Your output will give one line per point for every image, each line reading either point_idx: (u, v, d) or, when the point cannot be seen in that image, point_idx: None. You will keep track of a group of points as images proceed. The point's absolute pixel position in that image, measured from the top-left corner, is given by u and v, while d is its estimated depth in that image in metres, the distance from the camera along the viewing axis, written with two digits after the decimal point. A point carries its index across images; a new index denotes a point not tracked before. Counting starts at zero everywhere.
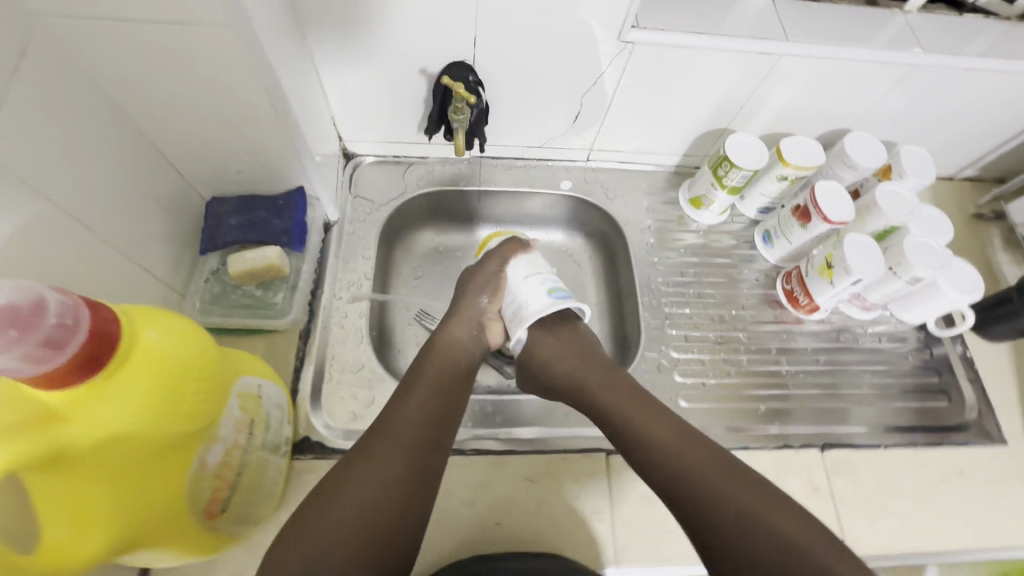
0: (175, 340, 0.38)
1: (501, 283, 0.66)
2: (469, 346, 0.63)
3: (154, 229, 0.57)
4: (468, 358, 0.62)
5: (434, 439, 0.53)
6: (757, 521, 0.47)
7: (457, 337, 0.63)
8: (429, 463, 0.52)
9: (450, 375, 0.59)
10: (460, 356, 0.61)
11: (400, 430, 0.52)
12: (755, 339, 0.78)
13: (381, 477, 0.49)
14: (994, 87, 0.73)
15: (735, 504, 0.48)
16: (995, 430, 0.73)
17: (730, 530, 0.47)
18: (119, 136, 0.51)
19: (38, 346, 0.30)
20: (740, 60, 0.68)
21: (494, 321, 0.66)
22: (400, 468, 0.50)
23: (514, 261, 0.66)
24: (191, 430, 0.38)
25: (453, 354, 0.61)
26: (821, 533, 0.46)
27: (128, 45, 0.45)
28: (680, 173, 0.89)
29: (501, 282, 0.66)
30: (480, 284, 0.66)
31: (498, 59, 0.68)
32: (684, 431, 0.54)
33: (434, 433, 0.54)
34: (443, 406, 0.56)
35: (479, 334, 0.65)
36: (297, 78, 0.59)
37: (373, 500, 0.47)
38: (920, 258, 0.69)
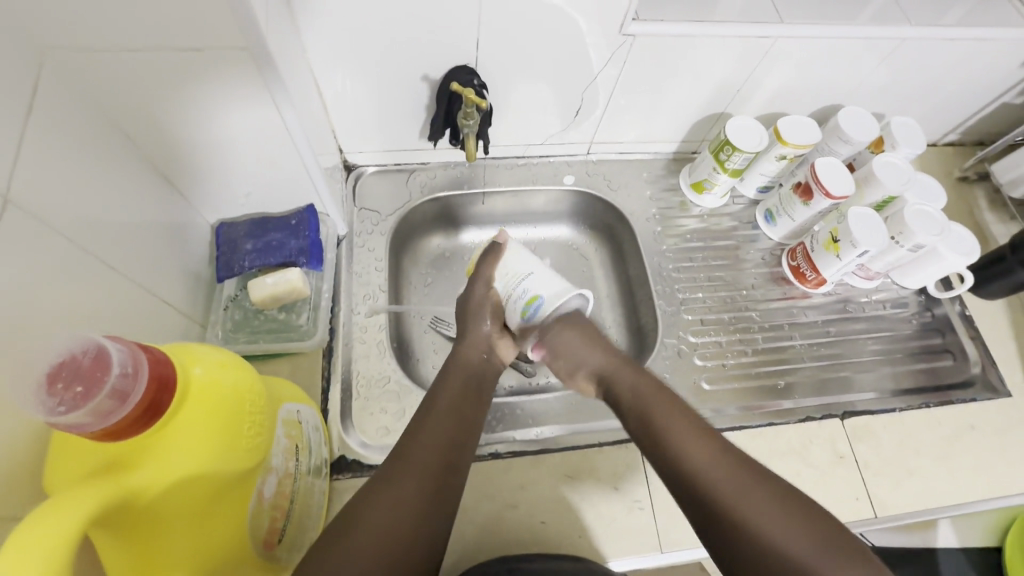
0: (224, 375, 0.37)
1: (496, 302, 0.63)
2: (483, 369, 0.59)
3: (169, 260, 0.56)
4: (480, 378, 0.58)
5: (453, 459, 0.48)
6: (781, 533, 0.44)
7: (467, 359, 0.58)
8: (448, 488, 0.46)
9: (467, 391, 0.54)
10: (474, 377, 0.57)
11: (417, 452, 0.47)
12: (766, 317, 0.80)
13: (395, 504, 0.43)
14: (976, 54, 0.76)
15: (760, 523, 0.44)
16: (999, 383, 0.76)
17: (749, 542, 0.43)
18: (130, 169, 0.50)
19: (105, 398, 0.30)
20: (737, 44, 0.69)
21: (504, 341, 0.63)
22: (414, 495, 0.44)
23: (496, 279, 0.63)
24: (252, 464, 0.38)
25: (466, 374, 0.56)
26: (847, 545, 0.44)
27: (138, 74, 0.45)
28: (678, 159, 0.90)
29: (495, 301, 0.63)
30: (476, 309, 0.62)
31: (499, 60, 0.68)
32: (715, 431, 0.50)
33: (454, 453, 0.48)
34: (460, 423, 0.51)
35: (489, 357, 0.61)
36: (301, 94, 0.58)
37: (383, 534, 0.41)
38: (921, 225, 0.72)
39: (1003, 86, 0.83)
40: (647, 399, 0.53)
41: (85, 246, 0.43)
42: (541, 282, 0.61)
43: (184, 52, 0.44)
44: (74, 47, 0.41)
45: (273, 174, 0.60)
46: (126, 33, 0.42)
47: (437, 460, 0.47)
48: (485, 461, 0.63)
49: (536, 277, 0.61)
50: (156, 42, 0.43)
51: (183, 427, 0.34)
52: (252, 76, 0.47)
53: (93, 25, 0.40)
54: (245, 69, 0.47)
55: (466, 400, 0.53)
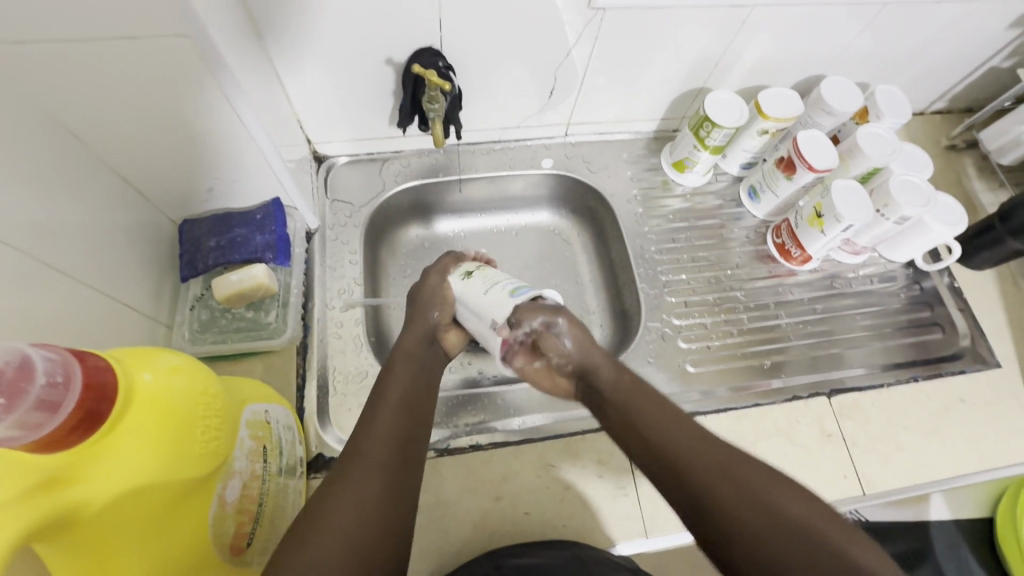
0: (174, 380, 0.36)
1: (449, 294, 0.55)
2: (428, 357, 0.54)
3: (129, 262, 0.54)
4: (427, 367, 0.53)
5: (409, 453, 0.45)
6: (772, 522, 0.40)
7: (410, 347, 0.54)
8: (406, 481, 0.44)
9: (417, 382, 0.51)
10: (420, 363, 0.53)
11: (371, 448, 0.44)
12: (752, 296, 0.79)
13: (356, 503, 0.41)
14: (961, 17, 0.73)
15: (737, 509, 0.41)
16: (989, 355, 0.75)
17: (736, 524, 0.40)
18: (81, 168, 0.48)
19: (31, 411, 0.28)
20: (713, 15, 0.66)
21: (451, 333, 0.56)
22: (375, 492, 0.42)
23: (452, 277, 0.55)
24: (207, 470, 0.37)
25: (412, 361, 0.52)
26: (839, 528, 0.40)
27: (78, 67, 0.43)
28: (660, 138, 0.88)
29: (445, 293, 0.55)
30: (425, 299, 0.56)
31: (466, 40, 0.65)
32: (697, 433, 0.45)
33: (409, 447, 0.46)
34: (409, 413, 0.48)
35: (433, 347, 0.55)
36: (257, 82, 0.56)
37: (351, 536, 0.39)
38: (907, 196, 0.70)
39: (989, 49, 0.81)
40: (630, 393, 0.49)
41: (30, 250, 0.41)
42: (495, 297, 0.50)
43: (122, 41, 0.42)
44: (2, 41, 0.39)
45: (233, 169, 0.58)
46: (58, 24, 0.39)
47: (392, 453, 0.44)
48: (467, 453, 0.62)
49: (488, 297, 0.50)
50: (93, 33, 0.40)
51: (129, 434, 0.33)
52: (198, 65, 0.45)
53: (20, 17, 0.38)
54: (191, 59, 0.44)
55: (416, 391, 0.50)
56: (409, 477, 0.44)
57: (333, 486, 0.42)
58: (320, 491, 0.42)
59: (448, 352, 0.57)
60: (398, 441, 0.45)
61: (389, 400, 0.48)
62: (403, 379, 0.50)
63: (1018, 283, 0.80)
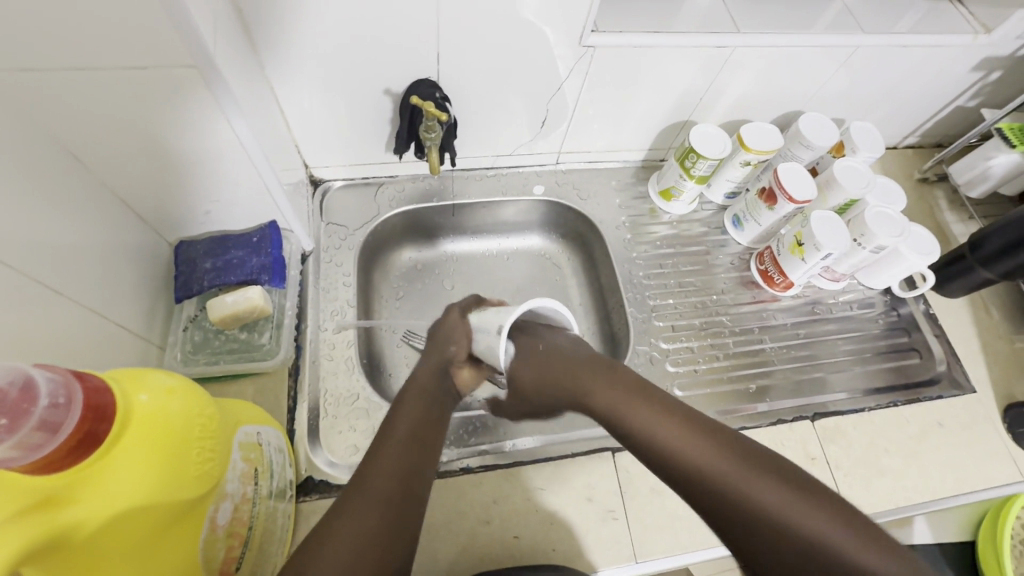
0: (171, 401, 0.36)
1: (466, 331, 0.59)
2: (442, 390, 0.56)
3: (125, 283, 0.54)
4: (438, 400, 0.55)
5: (411, 489, 0.45)
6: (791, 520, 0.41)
7: (423, 382, 0.55)
8: (406, 517, 0.43)
9: (426, 415, 0.52)
10: (433, 396, 0.55)
11: (374, 482, 0.44)
12: (737, 321, 0.81)
13: (353, 537, 0.40)
14: (927, 61, 0.78)
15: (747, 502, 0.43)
16: (964, 380, 0.77)
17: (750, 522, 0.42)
18: (81, 190, 0.49)
19: (32, 432, 0.29)
20: (697, 54, 0.70)
21: (464, 370, 0.59)
22: (372, 526, 0.41)
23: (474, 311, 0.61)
24: (200, 493, 0.37)
25: (422, 396, 0.54)
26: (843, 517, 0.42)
27: (86, 93, 0.44)
28: (647, 167, 0.91)
29: (462, 329, 0.60)
30: (445, 334, 0.60)
31: (462, 73, 0.68)
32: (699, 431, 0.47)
33: (414, 482, 0.46)
34: (416, 448, 0.48)
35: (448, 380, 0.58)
36: (258, 110, 0.57)
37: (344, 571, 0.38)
38: (881, 227, 0.74)
39: (955, 90, 0.86)
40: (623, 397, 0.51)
41: (27, 270, 0.42)
42: (501, 311, 0.56)
43: (131, 70, 0.43)
44: (11, 67, 0.40)
45: (232, 192, 0.59)
46: (70, 55, 0.41)
47: (394, 488, 0.44)
48: (457, 476, 0.62)
49: (495, 312, 0.57)
50: (103, 62, 0.42)
51: (125, 455, 0.33)
52: (204, 93, 0.47)
53: (34, 47, 0.39)
54: (197, 88, 0.46)
55: (426, 425, 0.51)
56: (410, 509, 0.44)
57: (335, 519, 0.42)
58: (323, 521, 0.42)
59: (461, 388, 0.59)
60: (403, 475, 0.45)
61: (395, 431, 0.49)
62: (413, 412, 0.52)
63: (989, 310, 0.84)
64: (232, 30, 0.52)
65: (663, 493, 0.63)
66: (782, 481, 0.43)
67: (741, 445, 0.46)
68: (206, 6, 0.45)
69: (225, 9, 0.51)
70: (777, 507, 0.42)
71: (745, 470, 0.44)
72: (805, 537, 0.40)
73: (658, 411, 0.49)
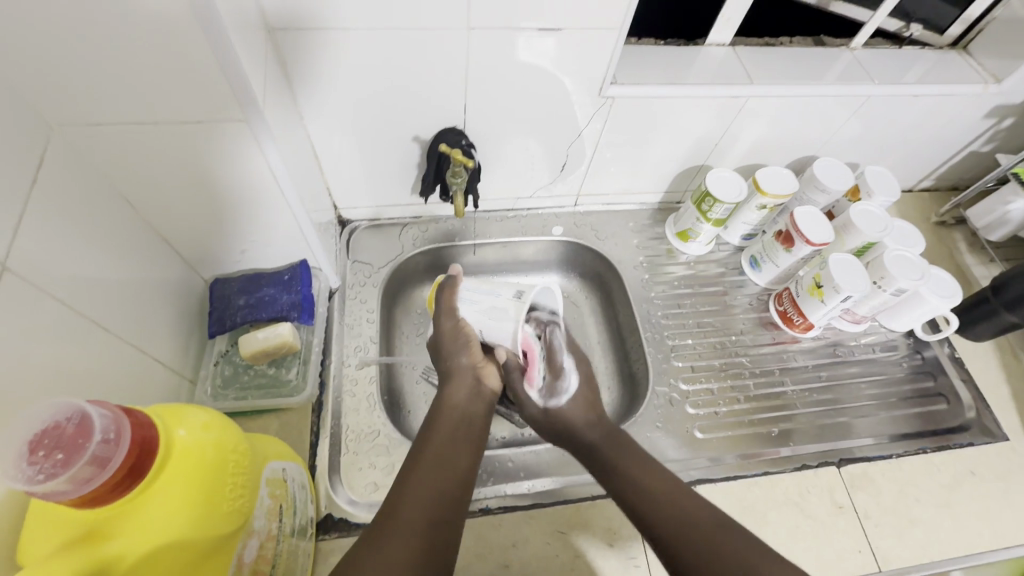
0: (206, 436, 0.38)
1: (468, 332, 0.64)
2: (473, 408, 0.60)
3: (162, 319, 0.57)
4: (465, 429, 0.57)
5: (445, 516, 0.47)
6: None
7: (455, 408, 0.59)
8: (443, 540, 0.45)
9: (455, 439, 0.55)
10: (464, 424, 0.58)
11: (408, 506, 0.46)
12: (757, 362, 0.80)
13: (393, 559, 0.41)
14: (939, 108, 0.80)
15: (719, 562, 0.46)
16: (995, 428, 0.75)
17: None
18: (131, 230, 0.52)
19: (85, 466, 0.30)
20: (713, 104, 0.73)
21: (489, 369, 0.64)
22: (413, 548, 0.43)
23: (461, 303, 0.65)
24: (231, 528, 0.38)
25: (454, 421, 0.57)
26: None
27: (143, 144, 0.47)
28: (663, 209, 0.93)
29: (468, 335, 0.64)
30: (453, 344, 0.64)
31: (487, 122, 0.72)
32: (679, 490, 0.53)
33: (446, 508, 0.48)
34: (449, 474, 0.51)
35: (480, 392, 0.62)
36: (295, 156, 0.61)
37: None
38: (900, 269, 0.74)
39: (968, 136, 0.87)
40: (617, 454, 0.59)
41: (76, 307, 0.44)
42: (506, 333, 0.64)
43: (188, 124, 0.47)
44: (81, 123, 0.44)
45: (268, 233, 0.62)
46: (135, 110, 0.44)
47: (431, 514, 0.46)
48: (476, 517, 0.61)
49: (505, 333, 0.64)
50: (162, 117, 0.46)
51: (165, 489, 0.34)
52: (251, 145, 0.50)
53: (102, 104, 0.43)
54: (244, 139, 0.49)
55: (454, 454, 0.53)
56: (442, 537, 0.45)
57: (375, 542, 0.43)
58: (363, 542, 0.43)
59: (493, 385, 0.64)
60: (432, 502, 0.47)
61: (428, 454, 0.52)
62: (442, 439, 0.54)
63: (1017, 355, 0.82)
64: (276, 83, 0.56)
65: None
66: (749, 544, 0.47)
67: (711, 506, 0.52)
68: (257, 64, 0.49)
69: (272, 65, 0.55)
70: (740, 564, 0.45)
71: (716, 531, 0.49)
72: None
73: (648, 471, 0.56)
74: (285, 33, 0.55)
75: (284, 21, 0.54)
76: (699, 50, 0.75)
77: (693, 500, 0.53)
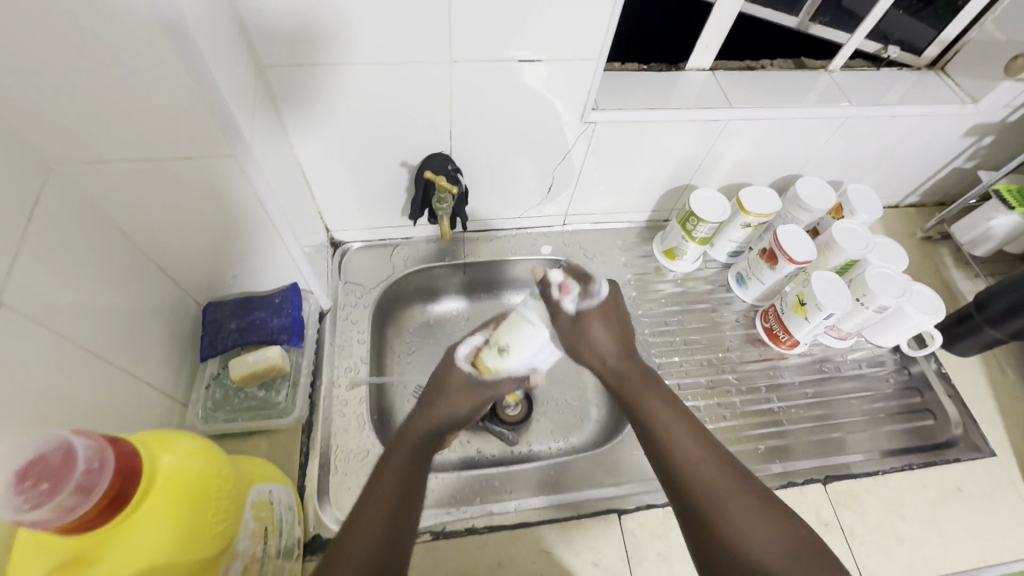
0: (190, 461, 0.39)
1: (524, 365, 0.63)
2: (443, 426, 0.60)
3: (156, 344, 0.58)
4: (426, 451, 0.56)
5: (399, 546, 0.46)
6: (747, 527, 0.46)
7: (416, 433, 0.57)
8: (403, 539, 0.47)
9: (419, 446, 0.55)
10: (425, 445, 0.56)
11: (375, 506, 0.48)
12: (744, 379, 0.81)
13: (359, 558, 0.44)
14: (918, 127, 0.82)
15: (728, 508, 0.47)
16: (982, 443, 0.76)
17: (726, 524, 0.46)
18: (126, 259, 0.54)
19: (69, 495, 0.32)
20: (694, 126, 0.75)
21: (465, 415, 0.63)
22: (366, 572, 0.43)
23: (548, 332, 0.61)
24: (213, 552, 0.39)
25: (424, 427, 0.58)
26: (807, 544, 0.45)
27: (136, 179, 0.49)
28: (651, 228, 0.94)
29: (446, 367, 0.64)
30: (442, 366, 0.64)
31: (474, 147, 0.74)
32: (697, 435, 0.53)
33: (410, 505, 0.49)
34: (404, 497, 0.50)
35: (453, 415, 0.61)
36: (285, 183, 0.63)
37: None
38: (882, 287, 0.75)
39: (949, 153, 0.89)
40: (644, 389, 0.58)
41: (73, 337, 0.46)
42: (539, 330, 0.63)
43: (179, 159, 0.49)
44: (77, 160, 0.46)
45: (259, 259, 0.64)
46: (127, 147, 0.46)
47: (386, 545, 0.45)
48: (463, 536, 0.62)
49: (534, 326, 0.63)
50: (154, 152, 0.47)
51: (148, 515, 0.36)
52: (241, 176, 0.52)
53: (96, 143, 0.45)
54: (234, 172, 0.51)
55: (413, 477, 0.52)
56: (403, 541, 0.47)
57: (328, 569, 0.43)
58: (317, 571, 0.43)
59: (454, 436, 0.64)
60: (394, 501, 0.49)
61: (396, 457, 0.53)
62: (402, 461, 0.53)
63: (1004, 369, 0.83)
64: (265, 114, 0.58)
65: (670, 560, 0.62)
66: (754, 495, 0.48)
67: (724, 452, 0.52)
68: (244, 98, 0.51)
69: (260, 98, 0.57)
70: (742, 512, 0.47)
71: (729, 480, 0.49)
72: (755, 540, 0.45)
73: (673, 412, 0.55)
74: (273, 67, 0.57)
75: (273, 56, 0.56)
76: (679, 75, 0.77)
77: (709, 444, 0.52)
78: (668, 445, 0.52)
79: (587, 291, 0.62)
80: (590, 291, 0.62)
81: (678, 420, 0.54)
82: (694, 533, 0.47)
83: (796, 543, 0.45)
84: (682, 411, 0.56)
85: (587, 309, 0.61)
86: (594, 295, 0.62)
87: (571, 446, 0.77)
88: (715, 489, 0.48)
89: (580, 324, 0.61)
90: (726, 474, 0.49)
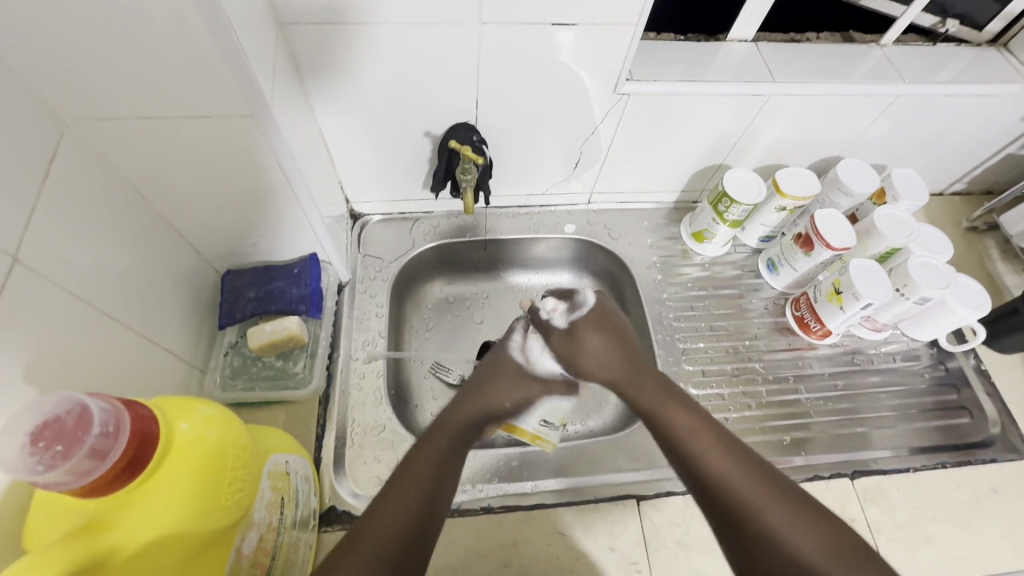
0: (207, 429, 0.38)
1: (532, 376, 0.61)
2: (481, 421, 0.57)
3: (175, 310, 0.58)
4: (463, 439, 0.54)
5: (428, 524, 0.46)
6: (786, 534, 0.43)
7: (453, 421, 0.55)
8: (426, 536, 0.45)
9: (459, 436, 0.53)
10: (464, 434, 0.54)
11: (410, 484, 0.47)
12: (771, 369, 0.78)
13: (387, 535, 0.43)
14: (975, 108, 0.76)
15: (762, 514, 0.44)
16: (1021, 445, 0.72)
17: (760, 533, 0.43)
18: (144, 222, 0.53)
19: (84, 459, 0.31)
20: (733, 101, 0.70)
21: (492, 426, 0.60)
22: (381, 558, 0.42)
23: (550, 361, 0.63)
24: (229, 522, 0.38)
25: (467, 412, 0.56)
26: (846, 542, 0.43)
27: (154, 140, 0.48)
28: (679, 209, 0.91)
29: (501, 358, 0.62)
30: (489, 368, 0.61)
31: (500, 118, 0.71)
32: (717, 435, 0.50)
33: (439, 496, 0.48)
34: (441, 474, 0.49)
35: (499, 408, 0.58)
36: (306, 150, 0.61)
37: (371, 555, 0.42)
38: (925, 278, 0.71)
39: (1003, 138, 0.83)
40: (656, 394, 0.55)
41: (88, 299, 0.45)
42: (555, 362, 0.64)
43: (198, 118, 0.47)
44: (95, 118, 0.45)
45: (279, 229, 0.62)
46: (144, 105, 0.45)
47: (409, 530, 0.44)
48: (478, 515, 0.61)
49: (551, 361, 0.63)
50: (171, 111, 0.46)
51: (164, 482, 0.35)
52: (262, 138, 0.50)
53: (112, 101, 0.44)
54: (252, 134, 0.49)
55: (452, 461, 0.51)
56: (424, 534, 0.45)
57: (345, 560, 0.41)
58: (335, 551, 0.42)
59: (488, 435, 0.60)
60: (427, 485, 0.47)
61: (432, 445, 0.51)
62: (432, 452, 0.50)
63: None
64: (286, 77, 0.56)
65: (689, 549, 0.61)
66: (785, 495, 0.45)
67: (746, 449, 0.49)
68: (264, 57, 0.49)
69: (282, 61, 0.55)
70: (778, 518, 0.44)
71: (756, 482, 0.46)
72: (790, 548, 0.42)
73: (691, 414, 0.52)
74: (295, 26, 0.55)
75: (295, 15, 0.54)
76: (719, 47, 0.72)
77: (728, 442, 0.49)
78: (692, 464, 0.49)
79: (573, 303, 0.63)
80: (577, 304, 0.63)
81: (697, 424, 0.51)
82: (730, 542, 0.45)
83: (833, 543, 0.42)
84: (699, 410, 0.53)
85: (577, 322, 0.62)
86: (581, 306, 0.63)
87: (589, 430, 0.76)
88: (744, 499, 0.45)
89: (574, 337, 0.61)
90: (755, 479, 0.46)
